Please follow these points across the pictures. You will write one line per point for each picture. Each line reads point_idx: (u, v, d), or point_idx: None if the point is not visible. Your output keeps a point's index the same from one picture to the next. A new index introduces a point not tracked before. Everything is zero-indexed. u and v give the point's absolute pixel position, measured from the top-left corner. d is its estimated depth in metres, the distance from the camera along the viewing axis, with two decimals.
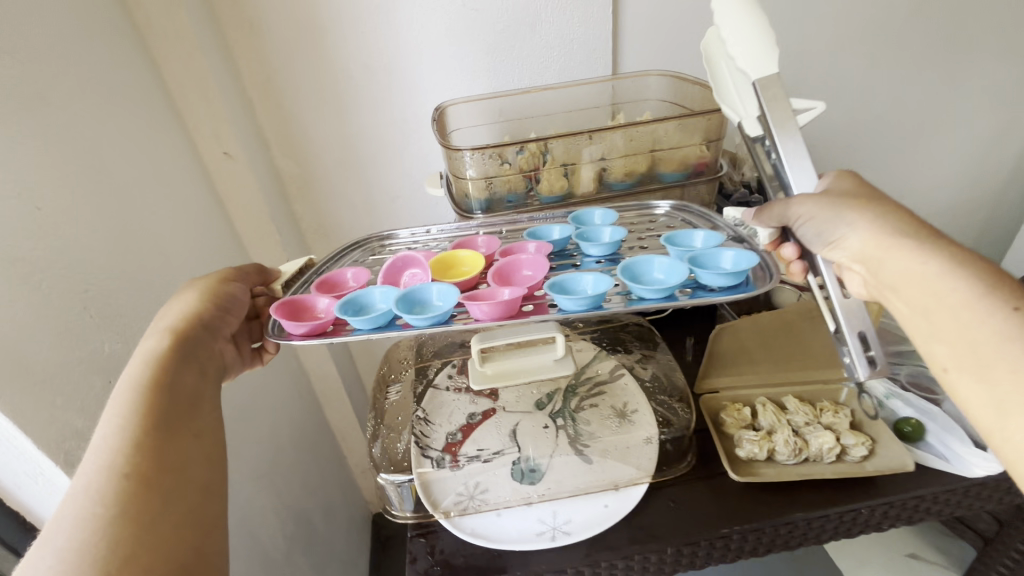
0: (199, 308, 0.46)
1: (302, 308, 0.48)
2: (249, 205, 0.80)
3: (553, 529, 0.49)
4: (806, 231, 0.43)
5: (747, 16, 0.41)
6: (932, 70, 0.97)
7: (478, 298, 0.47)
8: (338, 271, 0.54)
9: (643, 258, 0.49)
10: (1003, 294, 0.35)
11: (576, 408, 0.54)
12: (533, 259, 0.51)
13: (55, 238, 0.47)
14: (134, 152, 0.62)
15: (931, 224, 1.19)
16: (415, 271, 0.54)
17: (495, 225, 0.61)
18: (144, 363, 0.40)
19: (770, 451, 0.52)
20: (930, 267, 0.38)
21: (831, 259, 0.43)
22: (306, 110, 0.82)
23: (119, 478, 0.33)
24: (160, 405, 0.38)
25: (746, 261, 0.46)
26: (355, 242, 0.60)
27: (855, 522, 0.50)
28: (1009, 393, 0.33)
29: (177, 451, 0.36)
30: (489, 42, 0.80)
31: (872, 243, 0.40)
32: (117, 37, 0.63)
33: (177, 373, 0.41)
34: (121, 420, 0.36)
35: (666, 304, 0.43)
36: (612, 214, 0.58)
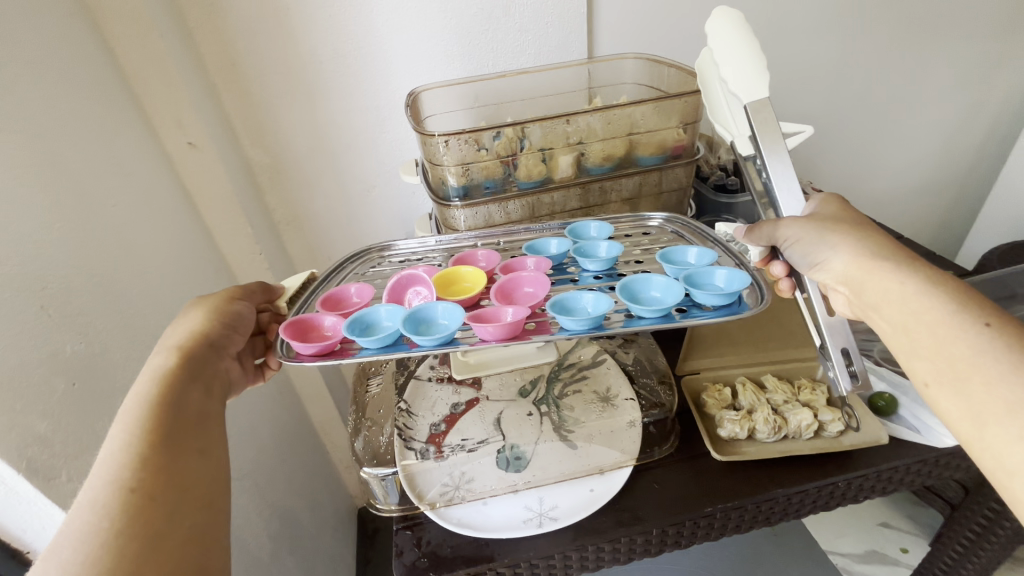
0: (206, 327, 0.45)
1: (310, 328, 0.47)
2: (219, 197, 0.77)
3: (540, 515, 0.49)
4: (792, 254, 0.45)
5: (741, 43, 0.46)
6: (901, 53, 0.99)
7: (483, 318, 0.46)
8: (342, 286, 0.53)
9: (642, 276, 0.49)
10: (974, 311, 0.37)
11: (560, 394, 0.55)
12: (534, 276, 0.51)
13: (7, 233, 0.44)
14: (93, 145, 0.59)
15: (899, 205, 1.22)
16: (419, 290, 0.52)
17: (492, 236, 0.60)
18: (152, 380, 0.40)
19: (751, 430, 0.52)
20: (908, 286, 0.39)
21: (816, 279, 0.45)
22: (274, 97, 0.79)
23: (126, 492, 0.33)
24: (167, 420, 0.37)
25: (738, 282, 0.47)
26: (354, 254, 0.59)
27: (832, 495, 0.51)
28: (982, 401, 0.34)
29: (185, 466, 0.36)
30: (463, 25, 0.78)
31: (854, 265, 0.41)
32: (66, 19, 0.59)
33: (184, 390, 0.40)
34: (127, 435, 0.36)
35: (664, 325, 0.43)
36: (608, 227, 0.57)
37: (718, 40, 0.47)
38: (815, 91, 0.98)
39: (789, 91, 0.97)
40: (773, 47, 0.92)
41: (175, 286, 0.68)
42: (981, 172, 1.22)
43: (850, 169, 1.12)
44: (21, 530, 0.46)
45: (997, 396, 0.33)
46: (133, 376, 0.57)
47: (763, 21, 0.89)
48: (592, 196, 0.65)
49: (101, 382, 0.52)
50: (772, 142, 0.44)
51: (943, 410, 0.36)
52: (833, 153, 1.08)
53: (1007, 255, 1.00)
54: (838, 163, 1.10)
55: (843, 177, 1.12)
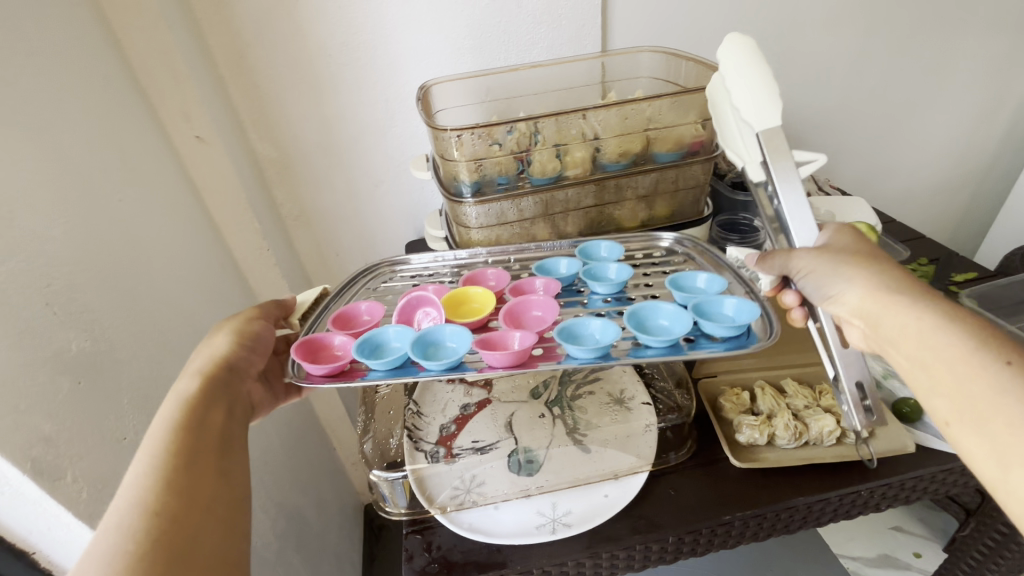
0: (231, 350, 0.45)
1: (321, 348, 0.47)
2: (226, 191, 0.76)
3: (553, 521, 0.48)
4: (806, 284, 0.44)
5: (750, 69, 0.44)
6: (923, 46, 0.96)
7: (491, 343, 0.45)
8: (352, 304, 0.53)
9: (649, 303, 0.49)
10: (996, 348, 0.34)
11: (572, 396, 0.55)
12: (544, 300, 0.50)
13: (9, 227, 0.43)
14: (98, 138, 0.58)
15: (917, 203, 1.20)
16: (429, 311, 0.51)
17: (504, 253, 0.60)
18: (179, 405, 0.39)
19: (770, 436, 0.51)
20: (926, 322, 0.37)
21: (831, 312, 0.43)
22: (281, 90, 0.78)
23: (151, 514, 0.32)
24: (193, 441, 0.37)
25: (747, 314, 0.46)
26: (367, 269, 0.59)
27: (854, 504, 0.49)
28: (1006, 441, 0.32)
29: (209, 488, 0.35)
30: (474, 17, 0.77)
31: (869, 299, 0.40)
32: (70, 8, 0.58)
33: (206, 412, 0.40)
34: (152, 457, 0.35)
35: (671, 356, 0.43)
36: (618, 248, 0.58)
37: (729, 64, 0.45)
38: (834, 85, 0.96)
39: (804, 87, 0.95)
40: (790, 41, 0.89)
41: (180, 283, 0.67)
42: (1001, 170, 1.19)
43: (867, 167, 1.09)
44: (26, 530, 0.45)
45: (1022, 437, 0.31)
46: (140, 374, 0.56)
47: (780, 14, 0.87)
48: (607, 193, 0.63)
49: (107, 381, 0.51)
50: (785, 171, 0.42)
51: (964, 449, 0.34)
52: (850, 151, 1.06)
53: None
54: (855, 161, 1.07)
55: (860, 175, 1.10)
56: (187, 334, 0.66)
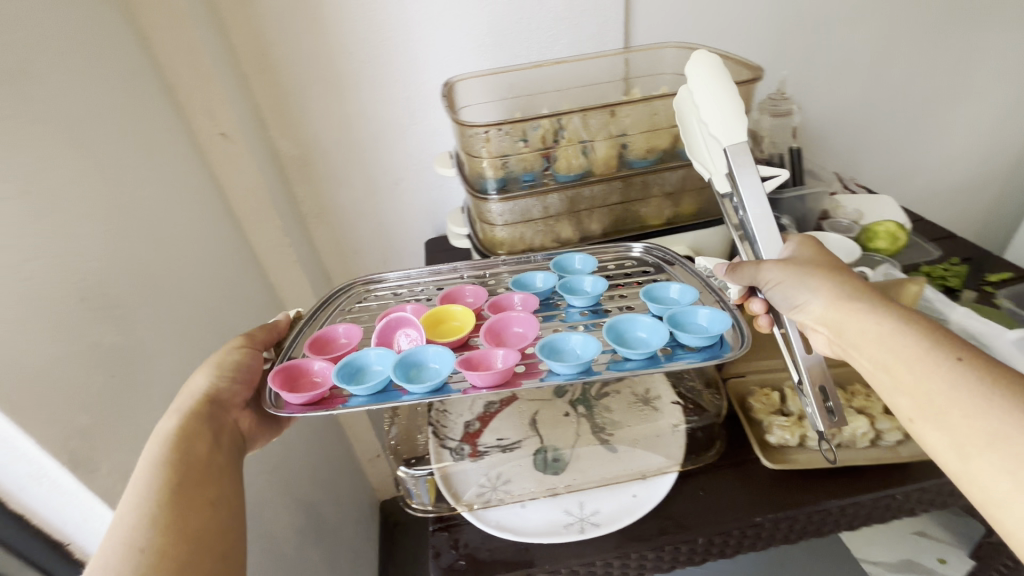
0: (212, 385, 0.46)
1: (299, 376, 0.46)
2: (249, 188, 0.77)
3: (581, 521, 0.48)
4: (774, 295, 0.45)
5: (716, 85, 0.46)
6: (951, 41, 0.94)
7: (473, 362, 0.45)
8: (330, 328, 0.51)
9: (627, 316, 0.48)
10: (947, 346, 0.36)
11: (598, 395, 0.53)
12: (524, 316, 0.50)
13: (44, 221, 0.44)
14: (129, 137, 0.58)
15: (943, 202, 1.17)
16: (409, 333, 0.50)
17: (478, 269, 0.60)
18: (161, 443, 0.41)
19: (801, 437, 0.50)
20: (884, 325, 0.39)
21: (795, 319, 0.44)
22: (303, 88, 0.78)
23: (136, 552, 0.34)
24: (179, 476, 0.39)
25: (719, 324, 0.46)
26: (340, 288, 0.57)
27: (888, 508, 0.48)
28: (965, 434, 0.33)
29: (196, 521, 0.38)
30: (496, 14, 0.76)
31: (832, 308, 0.41)
32: (100, 7, 0.58)
33: (190, 446, 0.41)
34: (140, 495, 0.37)
35: (651, 369, 0.42)
36: (591, 261, 0.58)
37: (698, 80, 0.47)
38: (859, 81, 0.94)
39: (829, 83, 0.93)
40: (816, 37, 0.88)
41: (205, 280, 0.68)
42: None
43: (891, 165, 1.07)
44: (61, 522, 0.46)
45: (978, 427, 0.33)
46: (169, 369, 0.56)
47: (806, 9, 0.85)
48: (634, 190, 0.62)
49: (137, 374, 0.51)
50: (750, 184, 0.44)
51: (928, 444, 0.36)
52: (875, 149, 1.04)
53: None
54: (881, 159, 1.05)
55: (885, 173, 1.08)
56: (212, 330, 0.67)
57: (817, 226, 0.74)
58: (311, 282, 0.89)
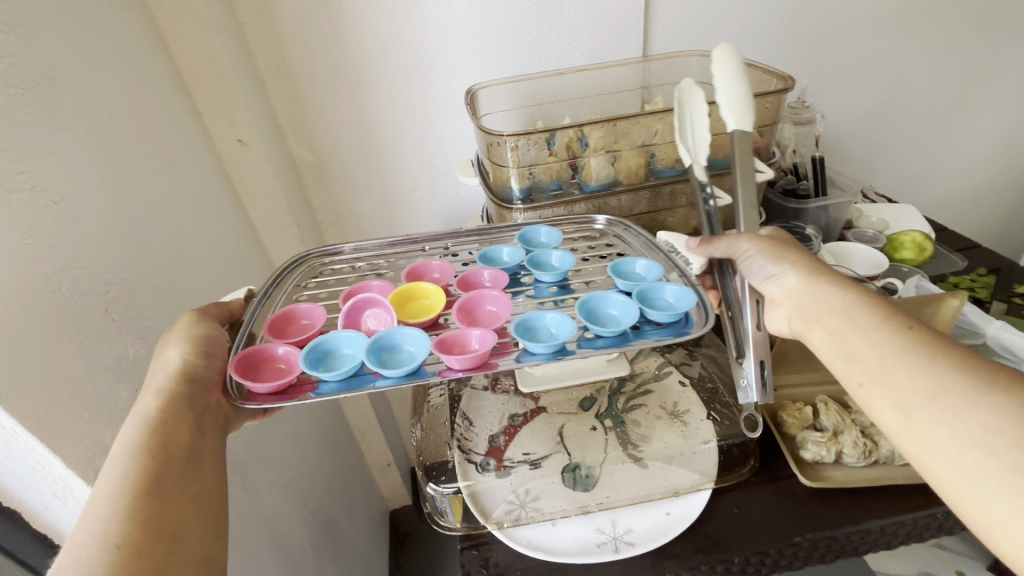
0: (188, 362, 0.41)
1: (261, 363, 0.43)
2: (266, 197, 0.76)
3: (615, 540, 0.47)
4: (750, 265, 0.46)
5: (734, 80, 0.46)
6: (970, 50, 0.93)
7: (450, 345, 0.44)
8: (291, 307, 0.49)
9: (600, 293, 0.47)
10: (899, 318, 0.40)
11: (625, 409, 0.53)
12: (497, 295, 0.48)
13: (71, 233, 0.43)
14: (150, 143, 0.58)
15: (958, 211, 1.16)
16: (378, 313, 0.48)
17: (438, 238, 0.58)
18: (138, 428, 0.37)
19: (838, 453, 0.49)
20: (848, 297, 0.42)
21: (765, 291, 0.47)
22: (321, 93, 0.77)
23: (112, 548, 0.31)
24: (157, 467, 0.35)
25: (686, 301, 0.44)
26: (294, 260, 0.54)
27: (928, 527, 0.47)
28: (907, 390, 0.36)
29: (172, 514, 0.34)
30: (516, 20, 0.75)
31: (805, 282, 0.44)
32: (121, 13, 0.57)
33: (171, 431, 0.37)
34: (114, 487, 0.34)
35: (621, 347, 0.41)
36: (557, 234, 0.56)
37: (719, 70, 0.47)
38: (877, 90, 0.94)
39: (847, 92, 0.93)
40: (834, 44, 0.87)
41: (222, 288, 0.67)
42: None
43: (909, 173, 1.06)
44: None
45: (920, 384, 0.35)
46: None
47: (826, 17, 0.85)
48: (661, 199, 0.62)
49: None
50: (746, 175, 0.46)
51: (873, 408, 0.38)
52: (892, 157, 1.03)
53: None
54: (898, 168, 1.05)
55: (901, 181, 1.07)
56: None
57: (841, 236, 0.73)
58: None
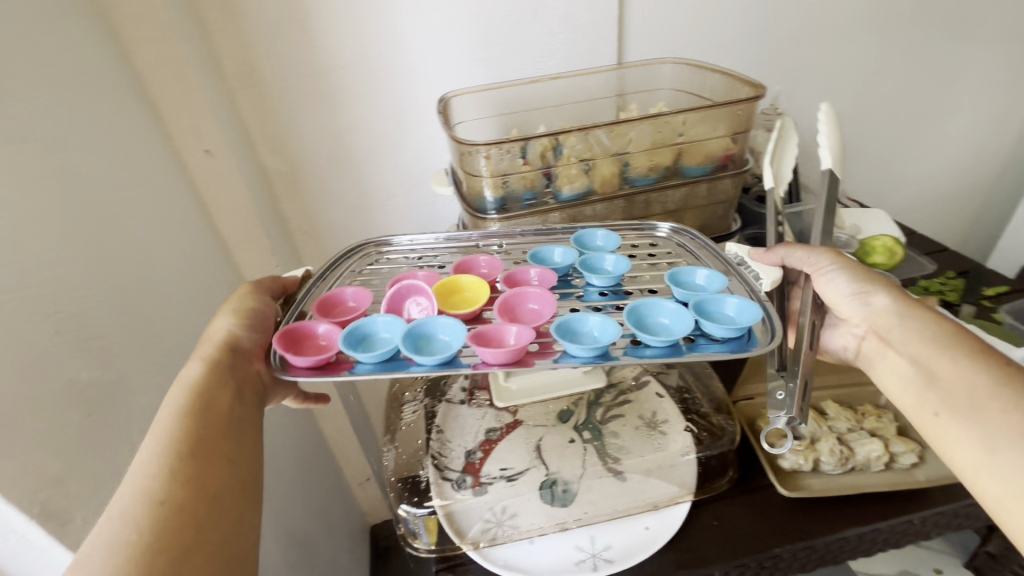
0: (234, 333, 0.44)
1: (304, 338, 0.44)
2: (236, 208, 0.74)
3: (594, 557, 0.46)
4: (836, 280, 0.49)
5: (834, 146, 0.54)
6: (936, 58, 0.96)
7: (487, 337, 0.43)
8: (337, 291, 0.49)
9: (651, 299, 0.45)
10: (993, 356, 0.40)
11: (603, 420, 0.52)
12: (541, 293, 0.47)
13: (15, 250, 0.40)
14: (111, 156, 0.55)
15: (927, 214, 1.19)
16: (420, 301, 0.47)
17: (493, 237, 0.57)
18: (184, 393, 0.40)
19: (815, 461, 0.49)
20: (940, 328, 0.43)
21: (847, 309, 0.49)
22: (293, 102, 0.76)
23: (155, 504, 0.34)
24: (200, 429, 0.39)
25: (749, 315, 0.42)
26: (353, 249, 0.55)
27: (905, 533, 0.47)
28: (996, 427, 0.37)
29: (214, 475, 0.37)
30: (491, 29, 0.75)
31: (895, 306, 0.46)
32: (78, 20, 0.55)
33: (214, 395, 0.41)
34: (160, 446, 0.37)
35: (671, 358, 0.39)
36: (615, 238, 0.54)
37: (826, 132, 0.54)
38: (849, 97, 0.95)
39: (820, 98, 0.94)
40: (806, 53, 0.89)
41: (190, 303, 0.64)
42: (1010, 180, 1.19)
43: (880, 178, 1.08)
44: None
45: (1013, 422, 0.36)
46: (150, 403, 0.53)
47: (797, 25, 0.86)
48: (636, 209, 0.62)
49: (116, 411, 0.48)
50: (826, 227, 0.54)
51: (952, 437, 0.39)
52: (863, 162, 1.05)
53: None
54: (871, 171, 1.06)
55: (873, 186, 1.09)
56: None
57: None
58: None
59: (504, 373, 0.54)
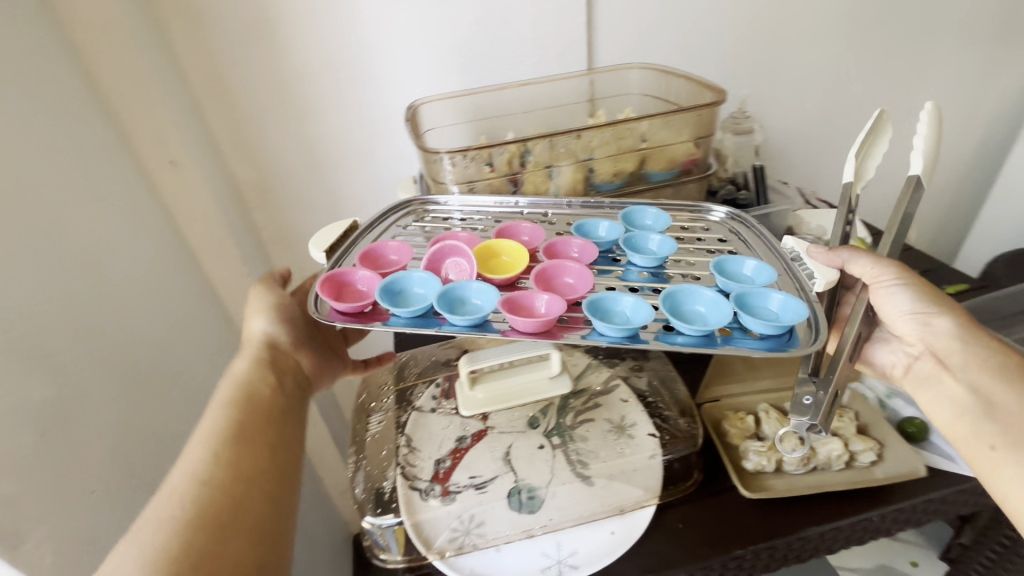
0: (267, 329, 0.54)
1: (346, 285, 0.46)
2: (203, 218, 0.73)
3: (559, 563, 0.47)
4: (897, 297, 0.48)
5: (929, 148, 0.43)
6: (902, 61, 0.98)
7: (518, 305, 0.44)
8: (380, 243, 0.51)
9: (692, 286, 0.44)
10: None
11: (572, 425, 0.52)
12: (579, 269, 0.47)
13: None
14: (70, 169, 0.55)
15: None
16: (459, 262, 0.48)
17: (540, 207, 0.57)
18: (230, 387, 0.48)
19: (778, 462, 0.50)
20: (1003, 361, 0.45)
21: (905, 327, 0.49)
22: (262, 110, 0.75)
23: (202, 484, 0.39)
24: (245, 417, 0.45)
25: (792, 314, 0.41)
26: (401, 205, 0.57)
27: (866, 530, 0.48)
28: None
29: (256, 459, 0.42)
30: (461, 36, 0.75)
31: (959, 333, 0.47)
32: (33, 30, 0.54)
33: (257, 385, 0.48)
34: (209, 434, 0.43)
35: (703, 349, 0.38)
36: (664, 218, 0.54)
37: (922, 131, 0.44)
38: (817, 99, 0.97)
39: (789, 101, 0.96)
40: (773, 56, 0.90)
41: (157, 317, 0.64)
42: (978, 179, 1.21)
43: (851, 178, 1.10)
44: None
45: None
46: (110, 419, 0.52)
47: (764, 30, 0.87)
48: None
49: (72, 429, 0.47)
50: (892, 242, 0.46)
51: (998, 469, 0.41)
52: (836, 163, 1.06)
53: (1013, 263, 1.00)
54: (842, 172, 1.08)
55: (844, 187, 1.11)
56: (163, 370, 0.62)
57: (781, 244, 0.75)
58: None
59: (469, 382, 0.52)
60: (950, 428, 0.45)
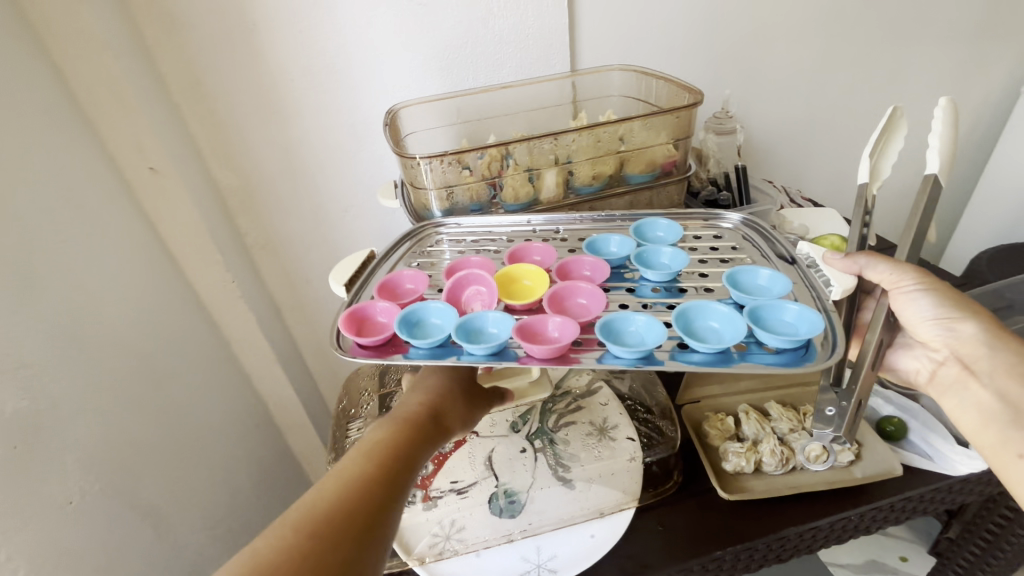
0: (442, 392, 0.47)
1: (366, 319, 0.45)
2: (185, 224, 0.73)
3: (539, 567, 0.46)
4: (923, 302, 0.47)
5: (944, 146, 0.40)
6: (884, 59, 0.98)
7: (534, 330, 0.43)
8: (395, 274, 0.50)
9: (702, 302, 0.44)
10: None
11: (554, 428, 0.52)
12: (591, 289, 0.47)
13: None
14: (45, 177, 0.54)
15: (885, 209, 1.22)
16: (480, 290, 0.48)
17: (553, 223, 0.58)
18: (393, 430, 0.42)
19: (757, 463, 0.50)
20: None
21: (929, 332, 0.48)
22: (243, 115, 0.75)
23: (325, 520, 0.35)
24: (388, 470, 0.39)
25: (809, 326, 0.40)
26: (409, 233, 0.57)
27: (844, 529, 0.49)
28: None
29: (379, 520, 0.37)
30: (441, 39, 0.75)
31: (986, 339, 0.46)
32: (6, 38, 0.54)
33: (415, 447, 0.42)
34: (356, 467, 0.39)
35: (719, 367, 0.38)
36: (676, 229, 0.54)
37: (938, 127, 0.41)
38: (801, 98, 0.97)
39: (771, 100, 0.96)
40: (755, 55, 0.90)
41: (140, 325, 0.63)
42: (964, 175, 1.21)
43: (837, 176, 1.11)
44: None
45: None
46: (88, 427, 0.52)
47: (745, 29, 0.87)
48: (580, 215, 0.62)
49: (46, 439, 0.47)
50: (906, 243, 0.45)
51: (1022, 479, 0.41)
52: (821, 162, 1.07)
53: (996, 260, 1.01)
54: (827, 170, 1.08)
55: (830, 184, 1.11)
56: (144, 379, 0.62)
57: None
58: (260, 319, 0.84)
59: None
60: (975, 432, 0.45)
